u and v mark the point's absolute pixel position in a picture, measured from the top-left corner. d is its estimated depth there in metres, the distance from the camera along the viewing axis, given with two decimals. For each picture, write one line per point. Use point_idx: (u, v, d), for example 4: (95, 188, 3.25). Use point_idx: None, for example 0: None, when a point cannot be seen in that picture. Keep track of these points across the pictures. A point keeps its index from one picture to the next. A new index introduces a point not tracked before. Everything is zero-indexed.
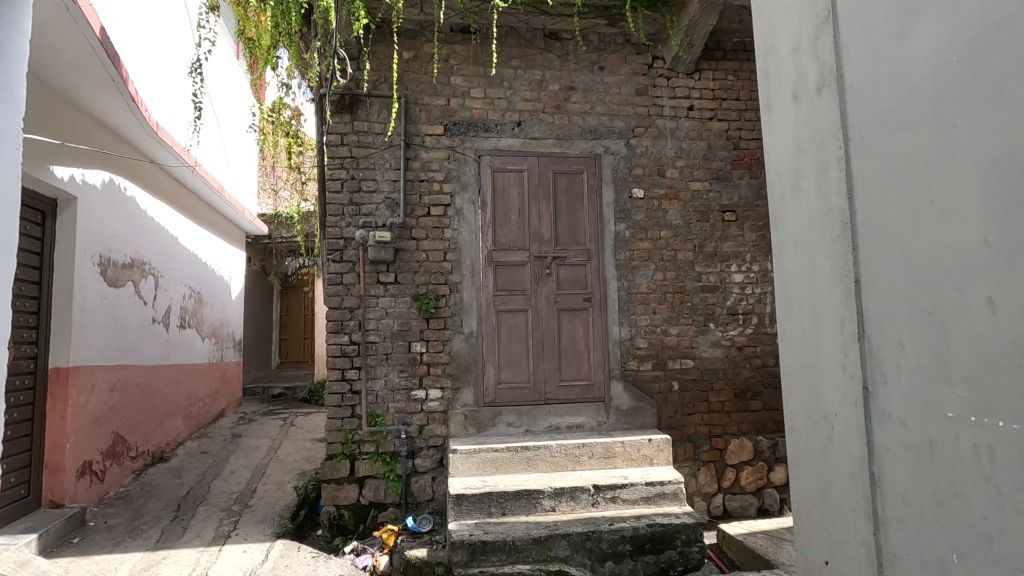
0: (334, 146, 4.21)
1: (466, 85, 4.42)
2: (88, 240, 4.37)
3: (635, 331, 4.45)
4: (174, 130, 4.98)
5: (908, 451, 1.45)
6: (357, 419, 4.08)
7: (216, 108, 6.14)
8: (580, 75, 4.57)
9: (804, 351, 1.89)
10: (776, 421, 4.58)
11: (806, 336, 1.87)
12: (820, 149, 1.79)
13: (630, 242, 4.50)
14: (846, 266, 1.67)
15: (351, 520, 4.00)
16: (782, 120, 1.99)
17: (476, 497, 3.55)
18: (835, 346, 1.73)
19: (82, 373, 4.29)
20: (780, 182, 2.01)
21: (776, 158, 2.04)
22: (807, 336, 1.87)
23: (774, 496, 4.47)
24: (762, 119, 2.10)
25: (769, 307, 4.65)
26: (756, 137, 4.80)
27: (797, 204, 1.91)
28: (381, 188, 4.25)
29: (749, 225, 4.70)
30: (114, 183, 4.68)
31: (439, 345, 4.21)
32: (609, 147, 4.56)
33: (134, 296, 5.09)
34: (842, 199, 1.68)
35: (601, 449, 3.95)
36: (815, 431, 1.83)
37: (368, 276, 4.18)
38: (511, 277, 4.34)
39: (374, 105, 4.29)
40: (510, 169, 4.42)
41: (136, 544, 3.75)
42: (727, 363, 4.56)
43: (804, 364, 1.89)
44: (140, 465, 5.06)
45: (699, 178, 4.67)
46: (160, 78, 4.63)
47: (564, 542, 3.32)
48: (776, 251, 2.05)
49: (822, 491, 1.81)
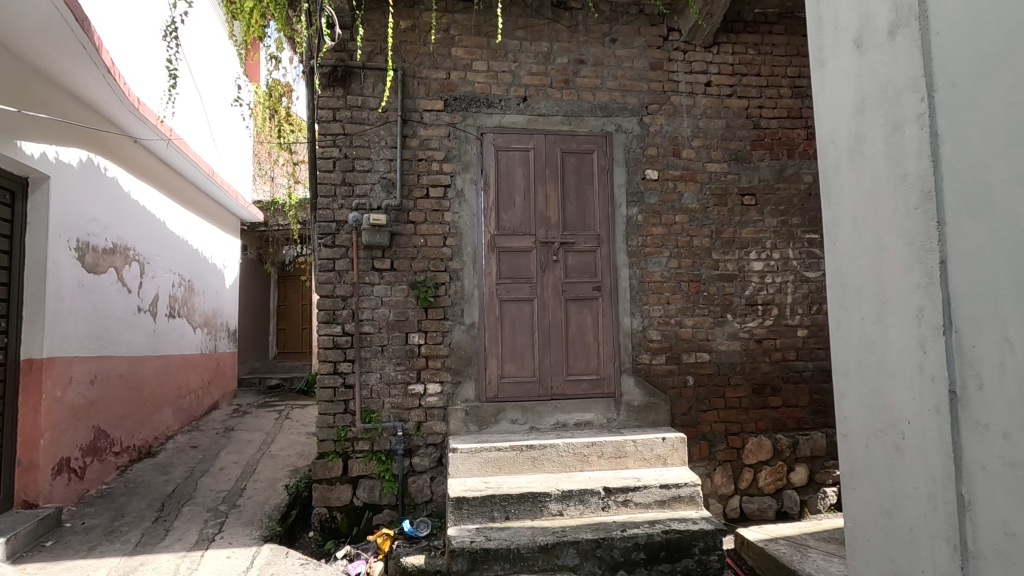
0: (326, 122, 3.91)
1: (468, 57, 4.10)
2: (64, 223, 4.08)
3: (648, 322, 4.16)
4: (150, 101, 4.63)
5: (1015, 471, 1.18)
6: (350, 415, 3.81)
7: (197, 83, 5.82)
8: (590, 48, 4.25)
9: (863, 346, 1.62)
10: (796, 419, 4.30)
11: (868, 329, 1.59)
12: (893, 105, 1.49)
13: (643, 227, 4.21)
14: (927, 244, 1.39)
15: (344, 523, 3.75)
16: (840, 74, 1.69)
17: (478, 500, 3.28)
18: (908, 341, 1.45)
19: (58, 365, 4.02)
20: (834, 148, 1.72)
21: (830, 120, 1.74)
22: (869, 328, 1.59)
23: (795, 498, 4.20)
24: (813, 76, 1.81)
25: (790, 297, 4.35)
26: (778, 115, 4.48)
27: (857, 173, 1.62)
28: (376, 168, 3.95)
29: (769, 210, 4.39)
30: (93, 163, 4.40)
31: (438, 337, 3.93)
32: (621, 125, 4.25)
33: (117, 284, 4.81)
34: (922, 162, 1.39)
35: (612, 448, 3.69)
36: (878, 440, 1.56)
37: (362, 263, 3.89)
38: (515, 264, 4.05)
39: (369, 78, 3.98)
40: (515, 148, 4.12)
41: (114, 548, 3.49)
42: (745, 357, 4.27)
43: (864, 362, 1.61)
44: (126, 461, 4.81)
45: (717, 159, 4.36)
46: (133, 47, 4.32)
47: (573, 550, 3.06)
48: (827, 229, 1.76)
49: (886, 511, 1.54)
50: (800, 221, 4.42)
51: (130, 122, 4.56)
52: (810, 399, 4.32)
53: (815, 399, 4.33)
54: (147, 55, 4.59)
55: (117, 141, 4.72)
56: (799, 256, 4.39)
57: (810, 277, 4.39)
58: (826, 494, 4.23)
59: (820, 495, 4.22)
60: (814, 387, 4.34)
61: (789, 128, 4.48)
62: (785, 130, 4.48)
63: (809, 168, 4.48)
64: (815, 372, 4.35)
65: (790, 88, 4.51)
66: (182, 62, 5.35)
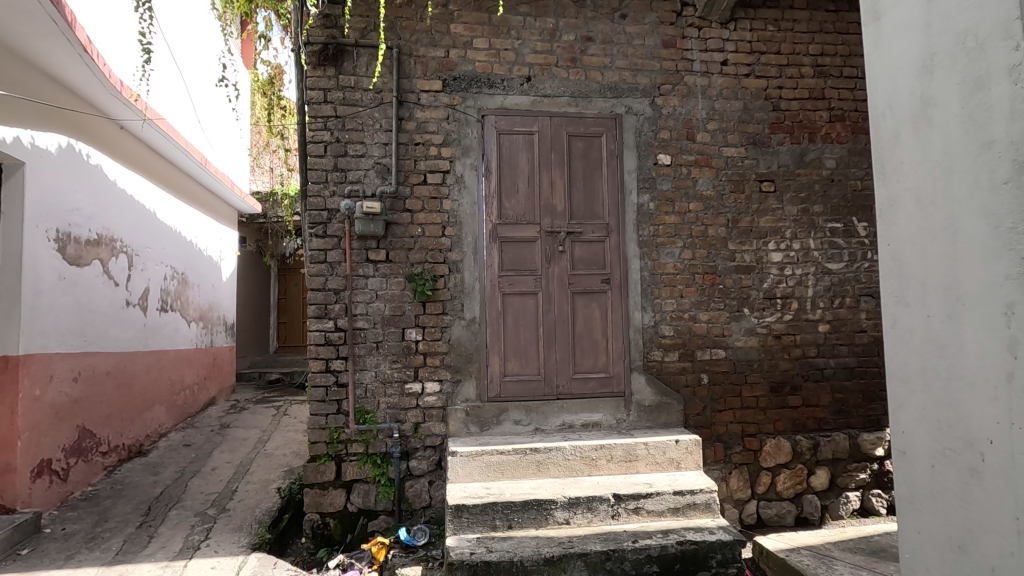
0: (316, 103, 3.65)
1: (467, 34, 3.83)
2: (41, 212, 3.85)
3: (660, 317, 3.92)
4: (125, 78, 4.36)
5: None
6: (344, 416, 3.59)
7: (178, 61, 5.57)
8: (598, 24, 3.97)
9: (932, 343, 1.53)
10: (817, 419, 4.05)
11: (937, 321, 1.51)
12: (974, 57, 1.40)
13: (655, 216, 3.95)
14: (1018, 225, 1.29)
15: (337, 530, 3.53)
16: (907, 30, 1.60)
17: (479, 508, 3.05)
18: (991, 336, 1.36)
19: (36, 362, 3.82)
20: (897, 117, 1.64)
21: (894, 85, 1.65)
22: (937, 320, 1.51)
23: (815, 504, 3.96)
24: (872, 34, 1.72)
25: (811, 291, 4.09)
26: (799, 96, 4.19)
27: (923, 143, 1.55)
28: (370, 152, 3.70)
29: (789, 197, 4.12)
30: (75, 148, 4.20)
31: (436, 333, 3.70)
32: (631, 106, 3.98)
33: (102, 277, 4.59)
34: (1014, 127, 1.30)
35: (622, 451, 3.46)
36: (946, 461, 1.48)
37: (355, 254, 3.65)
38: (519, 255, 3.81)
39: (362, 56, 3.72)
40: (518, 131, 3.86)
41: (93, 557, 3.30)
42: (763, 353, 4.03)
43: (934, 363, 1.53)
44: (114, 461, 4.61)
45: (734, 143, 4.09)
46: (104, 22, 4.06)
47: (580, 563, 2.83)
48: (885, 209, 1.69)
49: (957, 545, 1.45)
50: (822, 209, 4.15)
51: (110, 103, 4.33)
52: (831, 398, 4.08)
53: (837, 399, 4.09)
54: (121, 27, 4.34)
55: (99, 125, 4.50)
56: (820, 247, 4.12)
57: (832, 269, 4.12)
58: (849, 499, 3.99)
59: (843, 500, 3.98)
60: (836, 386, 4.09)
61: (811, 110, 4.20)
62: (806, 112, 4.19)
63: (832, 152, 4.20)
64: (837, 370, 4.10)
65: (812, 67, 4.22)
66: (157, 34, 5.05)
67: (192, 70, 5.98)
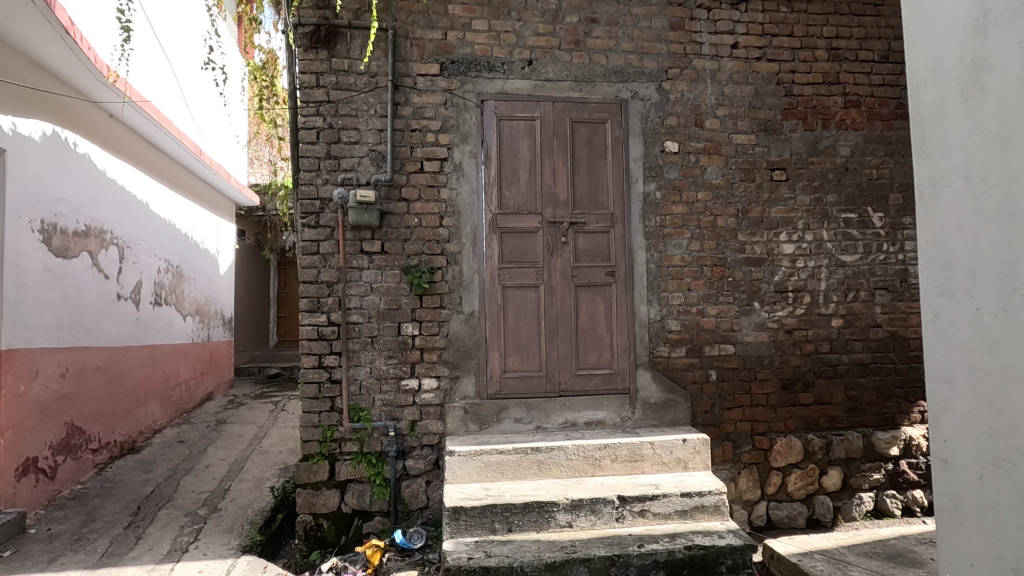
0: (308, 88, 3.50)
1: (466, 15, 3.66)
2: (24, 203, 3.71)
3: (666, 311, 3.77)
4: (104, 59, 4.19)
5: None
6: (337, 414, 3.46)
7: (163, 43, 5.40)
8: (603, 5, 3.80)
9: (981, 330, 1.59)
10: (830, 417, 3.89)
11: (990, 304, 1.57)
12: None
13: (662, 205, 3.79)
14: None
15: (331, 532, 3.41)
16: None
17: (477, 510, 2.90)
18: None
19: (20, 358, 3.70)
20: (950, 87, 1.69)
21: (945, 52, 1.71)
22: (991, 301, 1.56)
23: (828, 505, 3.81)
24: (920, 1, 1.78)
25: (823, 284, 3.93)
26: (813, 81, 4.02)
27: (975, 112, 1.61)
28: (364, 139, 3.54)
29: (802, 186, 3.95)
30: (60, 136, 4.06)
31: (433, 328, 3.55)
32: (637, 91, 3.81)
33: (92, 270, 4.45)
34: None
35: (626, 451, 3.32)
36: (1000, 474, 1.53)
37: (349, 245, 3.50)
38: (519, 247, 3.65)
39: (356, 38, 3.56)
40: (519, 117, 3.70)
41: (77, 560, 3.18)
42: (774, 349, 3.87)
43: (987, 353, 1.57)
44: (105, 458, 4.48)
45: (744, 130, 3.91)
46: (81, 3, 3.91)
47: (583, 569, 2.70)
48: (929, 186, 1.75)
49: (1010, 566, 1.50)
50: (835, 199, 3.98)
51: (92, 86, 4.18)
52: (844, 396, 3.92)
53: (850, 396, 3.93)
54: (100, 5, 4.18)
55: (82, 111, 4.34)
56: (834, 238, 3.96)
57: (846, 261, 3.96)
58: (863, 501, 3.84)
59: (855, 501, 3.84)
60: (850, 383, 3.93)
61: (825, 95, 4.02)
62: (819, 98, 4.02)
63: (846, 139, 4.02)
64: (850, 367, 3.94)
65: (827, 50, 4.04)
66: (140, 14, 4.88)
67: (178, 54, 5.82)
